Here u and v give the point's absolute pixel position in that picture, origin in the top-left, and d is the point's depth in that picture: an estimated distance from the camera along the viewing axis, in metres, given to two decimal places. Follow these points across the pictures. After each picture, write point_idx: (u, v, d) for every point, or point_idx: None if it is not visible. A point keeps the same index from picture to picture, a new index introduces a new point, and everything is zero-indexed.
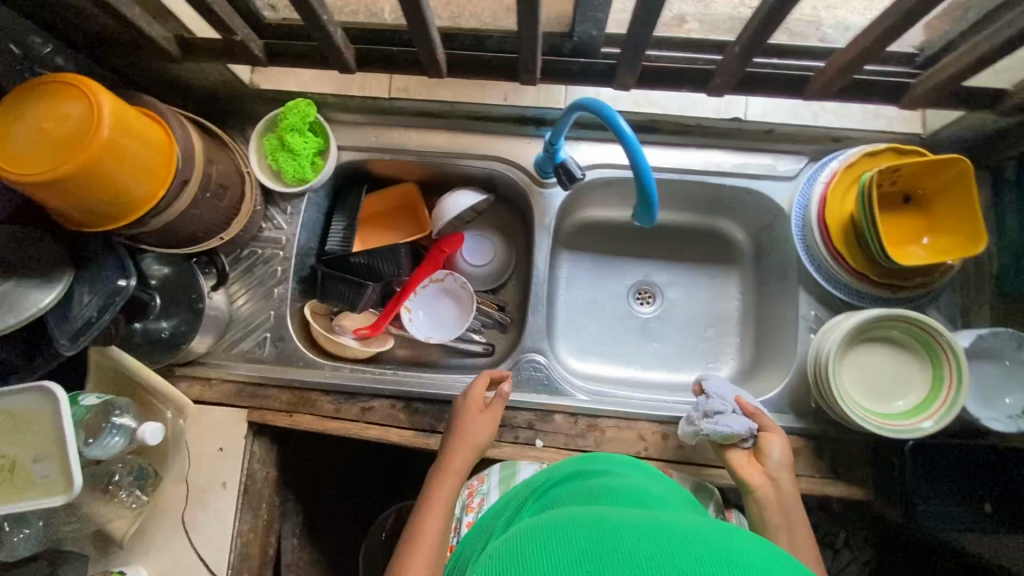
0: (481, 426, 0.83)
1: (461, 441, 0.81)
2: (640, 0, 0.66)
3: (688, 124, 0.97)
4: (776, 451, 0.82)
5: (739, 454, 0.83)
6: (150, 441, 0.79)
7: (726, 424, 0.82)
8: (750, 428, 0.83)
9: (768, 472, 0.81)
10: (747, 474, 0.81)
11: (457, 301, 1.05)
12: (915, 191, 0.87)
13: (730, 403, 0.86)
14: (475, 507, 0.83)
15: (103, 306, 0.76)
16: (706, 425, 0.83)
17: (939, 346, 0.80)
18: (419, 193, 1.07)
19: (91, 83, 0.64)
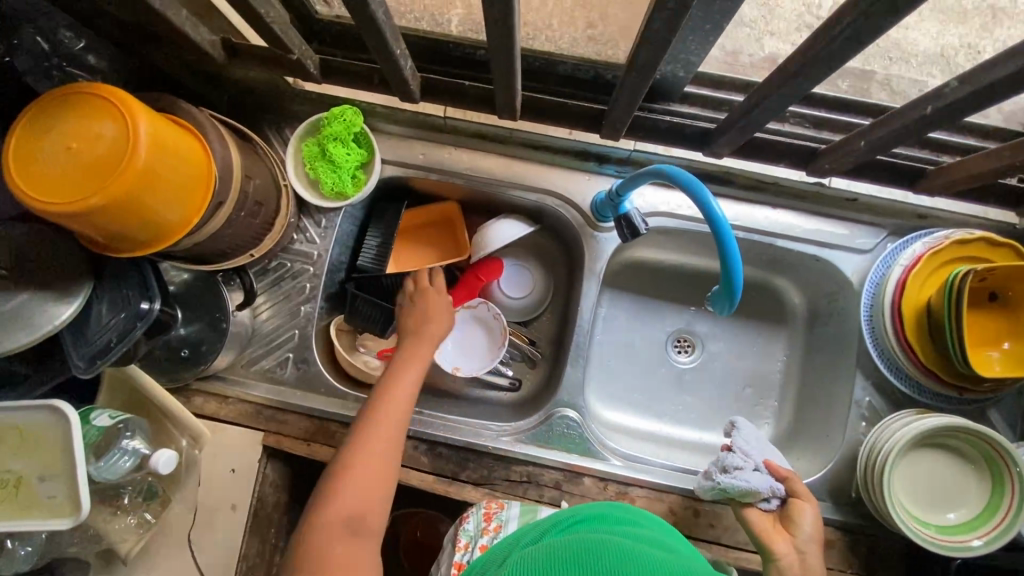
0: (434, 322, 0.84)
1: (415, 337, 0.83)
2: (768, 84, 0.64)
3: (765, 181, 0.89)
4: (806, 521, 0.75)
5: (762, 517, 0.78)
6: (163, 471, 0.75)
7: (742, 479, 0.78)
8: (773, 489, 0.78)
9: (795, 544, 0.74)
10: (770, 540, 0.75)
11: (489, 331, 0.99)
12: (1004, 290, 0.80)
13: (753, 459, 0.80)
14: (490, 531, 0.77)
15: (119, 333, 0.69)
16: (722, 479, 0.79)
17: (1005, 466, 0.75)
18: (460, 211, 0.99)
19: (128, 100, 0.56)
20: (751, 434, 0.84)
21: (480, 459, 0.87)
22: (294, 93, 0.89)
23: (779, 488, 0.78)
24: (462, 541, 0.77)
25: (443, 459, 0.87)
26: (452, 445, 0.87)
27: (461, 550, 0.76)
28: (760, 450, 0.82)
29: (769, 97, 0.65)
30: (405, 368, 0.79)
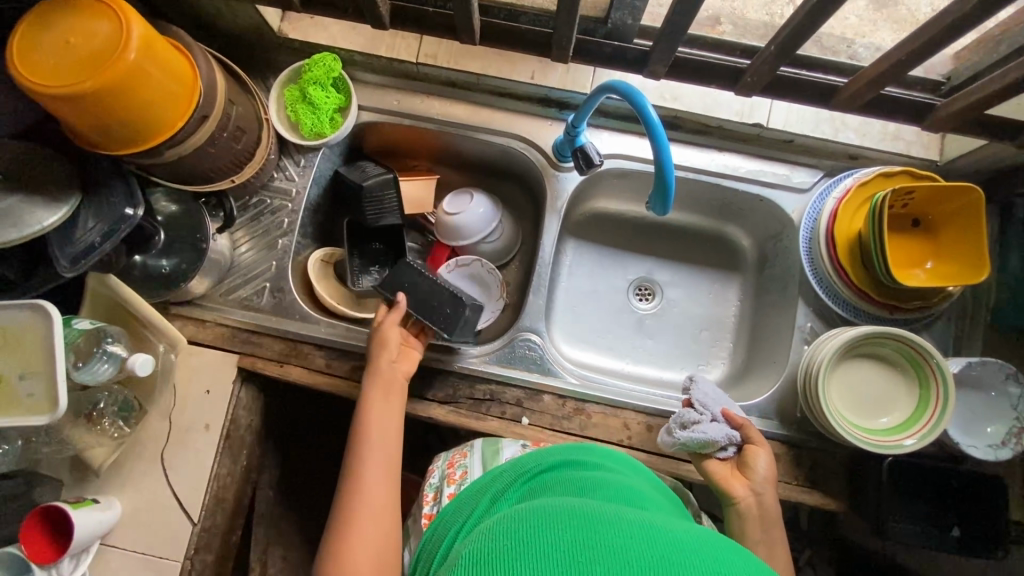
0: (386, 358, 0.84)
1: (381, 381, 0.83)
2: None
3: (709, 125, 0.97)
4: (761, 465, 0.80)
5: (720, 464, 0.82)
6: (140, 373, 0.79)
7: (701, 431, 0.81)
8: (730, 437, 0.82)
9: (752, 486, 0.79)
10: (730, 486, 0.80)
11: (483, 285, 1.05)
12: (924, 216, 0.88)
13: (710, 411, 0.84)
14: (456, 480, 0.79)
15: (104, 233, 0.75)
16: (682, 434, 0.82)
17: (928, 368, 0.81)
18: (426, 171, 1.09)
19: (124, 5, 0.64)
20: (708, 389, 0.87)
21: (446, 379, 0.92)
22: (276, 40, 0.96)
23: (735, 436, 0.82)
24: (431, 495, 0.80)
25: (411, 380, 0.92)
26: (420, 365, 0.92)
27: (429, 502, 0.79)
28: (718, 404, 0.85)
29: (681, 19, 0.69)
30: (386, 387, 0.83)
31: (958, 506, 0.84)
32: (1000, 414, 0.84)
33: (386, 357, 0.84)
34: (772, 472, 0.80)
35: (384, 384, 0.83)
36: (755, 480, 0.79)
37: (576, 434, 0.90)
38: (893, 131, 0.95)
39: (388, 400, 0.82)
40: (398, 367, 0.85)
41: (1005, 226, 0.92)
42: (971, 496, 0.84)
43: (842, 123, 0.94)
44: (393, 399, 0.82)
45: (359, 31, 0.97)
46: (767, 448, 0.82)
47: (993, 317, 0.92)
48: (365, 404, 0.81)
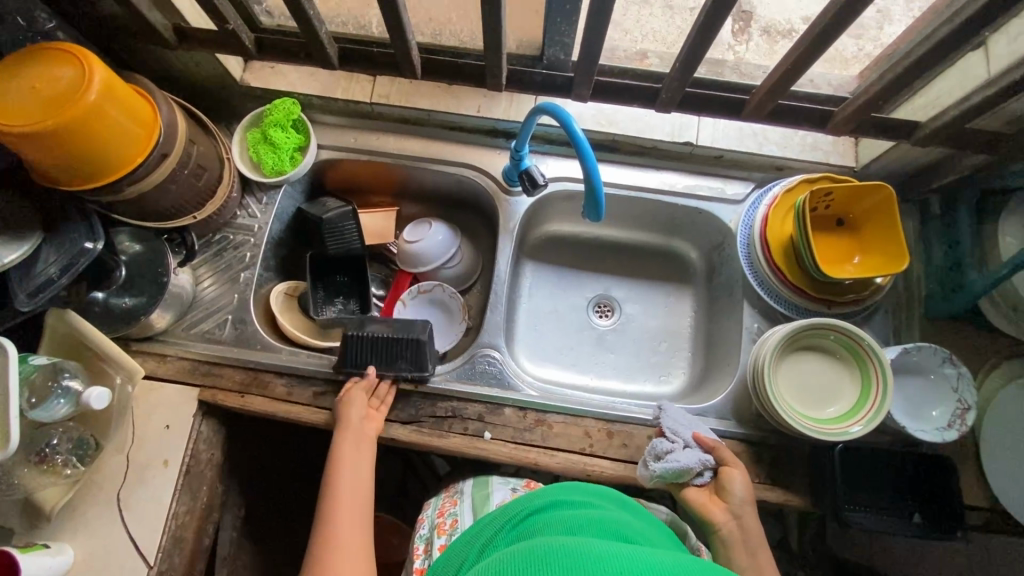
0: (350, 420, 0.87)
1: (348, 443, 0.86)
2: (588, 32, 0.75)
3: (645, 146, 1.05)
4: (737, 485, 0.81)
5: (698, 491, 0.83)
6: (96, 406, 0.78)
7: (675, 460, 0.83)
8: (704, 462, 0.84)
9: (731, 509, 0.80)
10: (709, 512, 0.81)
11: (447, 311, 1.08)
12: (847, 215, 0.95)
13: (682, 438, 0.86)
14: (447, 529, 0.83)
15: (63, 267, 0.79)
16: (657, 466, 0.83)
17: (865, 353, 0.85)
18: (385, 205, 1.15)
19: (88, 52, 0.70)
20: (677, 416, 0.89)
21: (408, 399, 0.93)
22: (239, 89, 1.03)
23: (708, 459, 0.84)
24: (421, 547, 0.84)
25: None
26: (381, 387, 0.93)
27: (421, 555, 0.83)
28: (688, 429, 0.87)
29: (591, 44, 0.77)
30: (354, 446, 0.85)
31: (915, 493, 0.86)
32: (942, 397, 0.87)
33: (351, 418, 0.87)
34: (748, 491, 0.81)
35: (352, 445, 0.85)
36: (733, 503, 0.80)
37: (538, 445, 0.91)
38: (812, 142, 1.03)
39: (357, 460, 0.84)
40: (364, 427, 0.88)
41: (924, 221, 1.00)
42: (927, 483, 0.86)
43: (765, 138, 1.03)
44: (362, 459, 0.84)
45: (316, 78, 1.04)
46: (742, 468, 0.83)
47: (925, 307, 0.97)
48: (335, 459, 0.84)
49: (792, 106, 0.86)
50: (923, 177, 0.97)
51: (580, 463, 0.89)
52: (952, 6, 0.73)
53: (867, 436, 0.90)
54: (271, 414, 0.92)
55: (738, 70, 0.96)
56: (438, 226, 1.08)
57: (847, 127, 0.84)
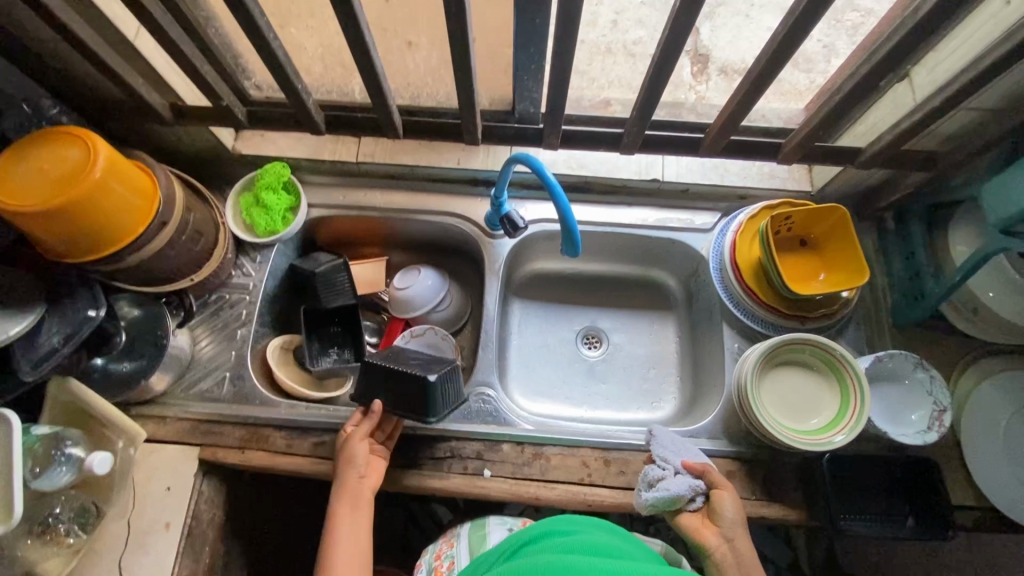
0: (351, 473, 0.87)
1: (346, 497, 0.85)
2: (552, 90, 0.82)
3: (616, 185, 1.12)
4: (728, 509, 0.80)
5: (691, 516, 0.83)
6: (99, 471, 0.80)
7: (666, 488, 0.82)
8: (695, 487, 0.83)
9: (722, 532, 0.79)
10: (703, 538, 0.80)
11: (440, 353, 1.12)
12: (809, 235, 1.01)
13: (672, 464, 0.86)
14: (444, 571, 0.84)
15: (66, 336, 0.81)
16: (649, 494, 0.83)
17: (841, 364, 0.90)
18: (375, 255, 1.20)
19: (93, 134, 0.75)
20: (667, 440, 0.89)
21: (407, 443, 0.95)
22: (231, 157, 1.09)
23: (699, 485, 0.83)
24: None
25: None
26: None
27: None
28: (678, 454, 0.87)
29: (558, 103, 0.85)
30: (352, 503, 0.85)
31: (906, 496, 0.88)
32: (919, 401, 0.91)
33: (349, 474, 0.87)
34: (739, 511, 0.81)
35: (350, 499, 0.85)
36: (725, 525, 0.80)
37: (537, 479, 0.93)
38: (769, 171, 1.11)
39: (354, 516, 0.84)
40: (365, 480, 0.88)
41: (881, 236, 1.07)
42: (917, 485, 0.88)
43: (726, 170, 1.10)
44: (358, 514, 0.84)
45: (303, 142, 1.11)
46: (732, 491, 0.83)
47: (892, 316, 1.03)
48: (333, 516, 0.84)
49: (744, 141, 0.93)
50: (873, 196, 1.04)
51: (579, 494, 0.91)
52: (871, 47, 0.82)
53: (853, 444, 0.94)
54: (272, 468, 0.93)
55: (693, 111, 1.04)
56: (427, 272, 1.13)
57: (796, 156, 0.92)
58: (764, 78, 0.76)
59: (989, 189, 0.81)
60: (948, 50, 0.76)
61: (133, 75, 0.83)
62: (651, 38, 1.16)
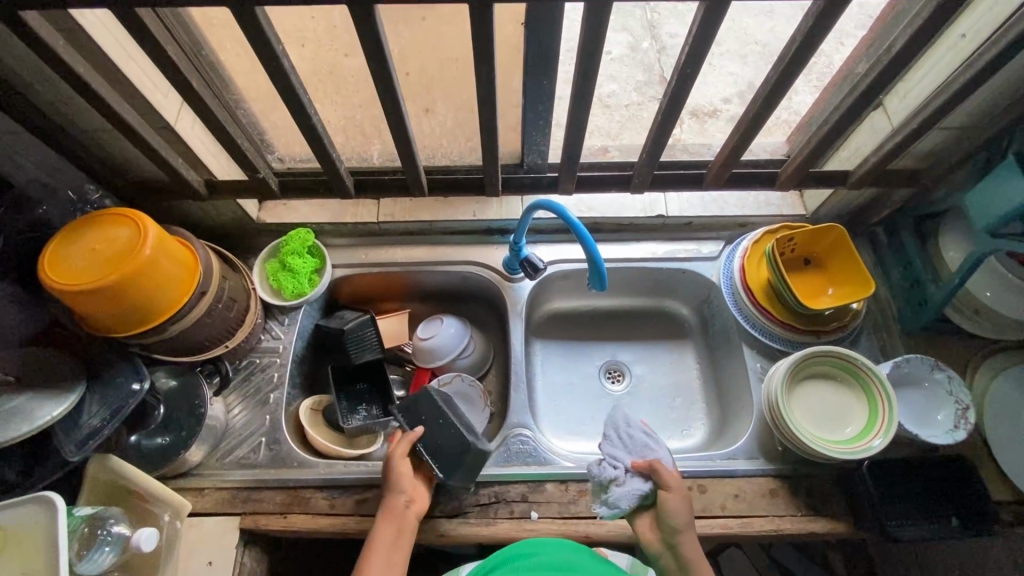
0: (398, 491, 0.87)
1: (395, 520, 0.85)
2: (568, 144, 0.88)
3: (623, 223, 1.18)
4: (671, 513, 0.81)
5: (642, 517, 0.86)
6: (145, 548, 0.78)
7: (615, 498, 0.84)
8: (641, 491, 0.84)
9: (664, 538, 0.82)
10: (646, 539, 0.84)
11: (469, 400, 1.12)
12: (812, 254, 1.07)
13: (621, 469, 0.87)
14: None
15: (111, 413, 0.81)
16: (602, 507, 0.86)
17: (863, 372, 0.94)
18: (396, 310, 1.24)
19: (141, 213, 0.79)
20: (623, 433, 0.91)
21: (450, 492, 0.94)
22: (255, 226, 1.14)
23: (643, 488, 0.84)
24: None
25: None
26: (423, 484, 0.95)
27: None
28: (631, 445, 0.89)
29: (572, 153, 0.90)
30: (394, 525, 0.85)
31: (948, 496, 0.89)
32: (942, 401, 0.95)
33: (397, 495, 0.87)
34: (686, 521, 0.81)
35: (395, 520, 0.85)
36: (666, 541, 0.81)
37: (585, 516, 0.93)
38: (764, 199, 1.19)
39: (399, 539, 0.84)
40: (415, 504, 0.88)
41: (877, 250, 1.14)
42: (956, 484, 0.90)
43: (724, 202, 1.18)
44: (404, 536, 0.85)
45: (324, 207, 1.16)
46: (682, 494, 0.83)
47: (900, 322, 1.08)
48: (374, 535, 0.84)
49: (743, 171, 1.00)
50: (866, 213, 1.11)
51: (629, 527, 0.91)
52: (846, 82, 0.91)
53: (887, 451, 0.96)
54: (316, 531, 0.92)
55: (687, 151, 1.12)
56: (450, 321, 1.16)
57: (793, 183, 0.99)
58: (757, 120, 0.83)
59: (972, 198, 0.89)
60: (917, 81, 0.85)
61: (175, 156, 0.88)
62: (622, 91, 1.35)
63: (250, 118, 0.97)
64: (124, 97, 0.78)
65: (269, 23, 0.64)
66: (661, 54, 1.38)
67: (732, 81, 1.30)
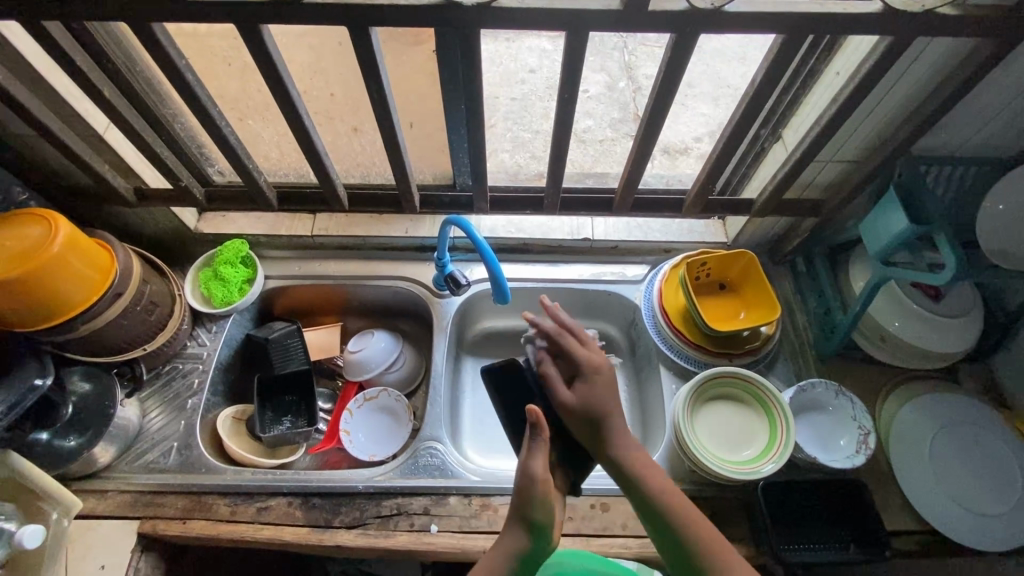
0: (524, 527, 0.70)
1: (522, 563, 0.70)
2: (476, 166, 0.92)
3: (553, 245, 1.22)
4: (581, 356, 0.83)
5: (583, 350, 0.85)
6: (28, 546, 0.78)
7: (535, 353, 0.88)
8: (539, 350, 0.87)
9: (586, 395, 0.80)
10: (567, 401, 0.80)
11: (392, 414, 1.14)
12: (726, 279, 1.10)
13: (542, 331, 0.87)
14: None
15: (9, 406, 0.80)
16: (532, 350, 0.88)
17: (764, 393, 0.96)
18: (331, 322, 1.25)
19: (56, 213, 0.83)
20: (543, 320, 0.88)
21: (353, 502, 0.94)
22: (193, 236, 1.17)
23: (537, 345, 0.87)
24: None
25: (317, 510, 0.94)
26: (325, 493, 0.95)
27: None
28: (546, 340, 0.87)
29: (480, 175, 0.94)
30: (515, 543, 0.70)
31: (845, 522, 0.90)
32: (846, 426, 0.96)
33: (533, 493, 0.70)
34: (619, 407, 0.80)
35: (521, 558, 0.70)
36: (588, 422, 0.78)
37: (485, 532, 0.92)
38: (688, 227, 1.23)
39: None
40: (545, 549, 0.73)
41: (796, 278, 1.17)
42: (855, 509, 0.90)
43: (651, 228, 1.22)
44: (528, 568, 0.71)
45: (262, 220, 1.20)
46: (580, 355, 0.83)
47: (815, 349, 1.10)
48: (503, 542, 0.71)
49: (650, 198, 1.05)
50: (783, 242, 1.15)
51: None
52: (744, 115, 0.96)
53: (793, 475, 0.96)
54: (213, 538, 0.91)
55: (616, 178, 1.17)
56: (379, 335, 1.18)
57: (698, 210, 1.03)
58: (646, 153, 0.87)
59: (865, 227, 0.92)
60: (805, 115, 0.90)
61: (101, 163, 0.92)
62: (597, 127, 1.44)
63: (186, 132, 1.01)
64: (46, 103, 0.83)
65: (170, 40, 0.69)
66: (636, 92, 1.49)
67: (703, 122, 1.42)
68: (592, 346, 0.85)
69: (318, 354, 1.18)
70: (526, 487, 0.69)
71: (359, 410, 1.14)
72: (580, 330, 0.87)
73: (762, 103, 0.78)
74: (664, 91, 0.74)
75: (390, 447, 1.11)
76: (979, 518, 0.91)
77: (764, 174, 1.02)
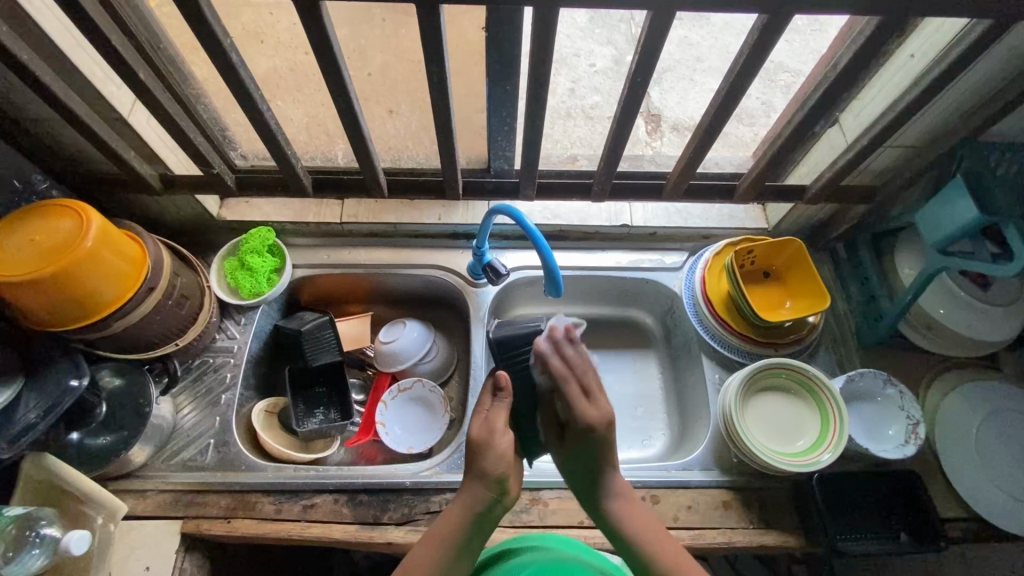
0: (486, 485, 0.68)
1: (477, 520, 0.68)
2: (527, 151, 0.88)
3: (589, 231, 1.19)
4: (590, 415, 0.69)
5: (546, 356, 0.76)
6: (75, 552, 0.76)
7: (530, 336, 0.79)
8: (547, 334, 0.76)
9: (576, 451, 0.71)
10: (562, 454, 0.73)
11: (427, 405, 1.11)
12: (771, 267, 1.08)
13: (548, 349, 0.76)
14: None
15: (46, 409, 0.77)
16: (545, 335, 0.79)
17: (817, 386, 0.95)
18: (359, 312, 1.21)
19: (86, 205, 0.78)
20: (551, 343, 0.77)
21: (400, 498, 0.93)
22: (215, 223, 1.12)
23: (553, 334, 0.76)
24: None
25: (365, 506, 0.92)
26: (372, 490, 0.93)
27: None
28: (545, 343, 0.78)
29: (530, 159, 0.90)
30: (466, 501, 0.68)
31: (897, 513, 0.91)
32: (895, 416, 0.96)
33: (488, 450, 0.68)
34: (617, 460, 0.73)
35: (477, 517, 0.68)
36: (584, 460, 0.71)
37: (536, 525, 0.92)
38: (728, 212, 1.20)
39: (473, 540, 0.69)
40: (505, 504, 0.70)
41: (837, 265, 1.15)
42: (905, 501, 0.91)
43: (689, 214, 1.19)
44: (477, 533, 0.69)
45: (287, 207, 1.15)
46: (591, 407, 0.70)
47: (857, 337, 1.09)
48: (458, 499, 0.69)
49: (699, 184, 1.01)
50: (826, 229, 1.13)
51: (579, 536, 0.91)
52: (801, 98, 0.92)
53: (840, 464, 0.96)
54: (261, 536, 0.90)
55: (656, 162, 1.14)
56: (411, 325, 1.14)
57: (750, 196, 1.00)
58: (709, 135, 0.84)
59: (922, 217, 0.90)
60: (870, 99, 0.86)
61: (127, 150, 0.86)
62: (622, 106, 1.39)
63: (211, 114, 0.95)
64: (70, 85, 0.76)
65: (215, 16, 0.64)
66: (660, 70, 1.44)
67: None
68: (599, 399, 0.70)
69: (351, 344, 1.15)
70: (485, 446, 0.69)
71: (393, 401, 1.11)
72: (589, 378, 0.71)
73: (837, 87, 0.74)
74: (743, 74, 0.72)
75: (428, 440, 1.07)
76: (1015, 502, 0.93)
77: (816, 161, 0.99)
